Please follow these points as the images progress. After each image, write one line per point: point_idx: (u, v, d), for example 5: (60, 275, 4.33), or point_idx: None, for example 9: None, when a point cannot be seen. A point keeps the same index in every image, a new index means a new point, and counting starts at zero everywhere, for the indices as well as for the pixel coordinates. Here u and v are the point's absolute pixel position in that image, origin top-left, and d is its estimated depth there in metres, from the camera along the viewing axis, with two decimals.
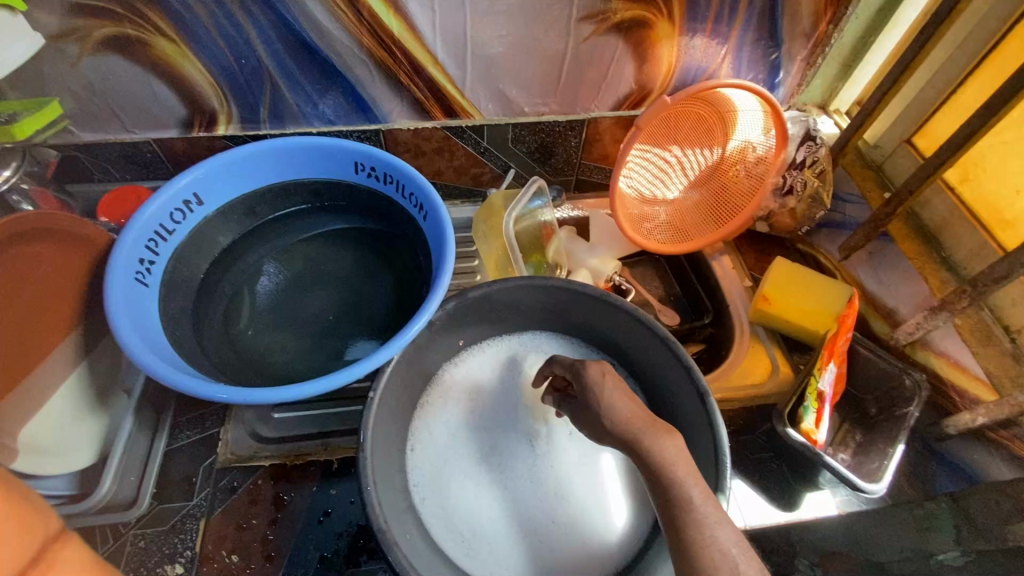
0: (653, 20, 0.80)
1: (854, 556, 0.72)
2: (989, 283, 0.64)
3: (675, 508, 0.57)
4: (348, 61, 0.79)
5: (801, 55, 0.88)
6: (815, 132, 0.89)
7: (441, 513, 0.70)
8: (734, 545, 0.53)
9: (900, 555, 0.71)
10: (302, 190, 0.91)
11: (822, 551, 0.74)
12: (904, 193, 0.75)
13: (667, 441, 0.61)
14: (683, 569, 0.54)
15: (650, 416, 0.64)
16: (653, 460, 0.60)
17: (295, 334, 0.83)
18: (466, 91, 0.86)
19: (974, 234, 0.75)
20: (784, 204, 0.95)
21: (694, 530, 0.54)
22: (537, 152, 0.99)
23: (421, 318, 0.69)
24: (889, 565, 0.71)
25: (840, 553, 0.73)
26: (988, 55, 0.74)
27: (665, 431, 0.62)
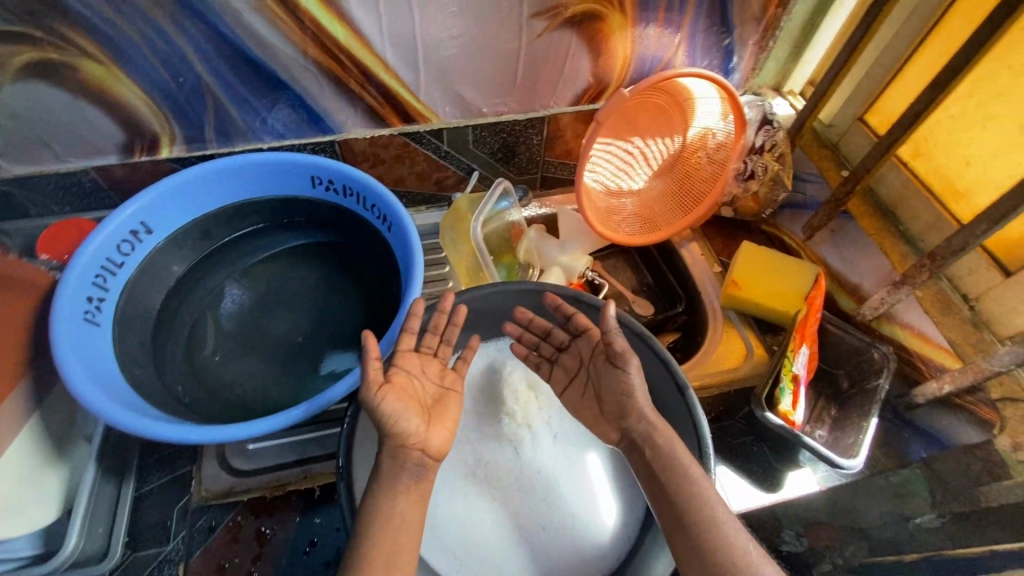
0: (606, 12, 0.79)
1: (836, 525, 0.78)
2: (947, 256, 0.65)
3: (678, 503, 0.58)
4: (294, 73, 0.76)
5: (753, 40, 0.89)
6: (772, 116, 0.89)
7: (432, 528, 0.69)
8: (747, 540, 0.56)
9: (881, 520, 0.76)
10: (259, 210, 0.88)
11: (807, 522, 0.80)
12: (861, 172, 0.76)
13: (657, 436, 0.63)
14: (696, 558, 0.56)
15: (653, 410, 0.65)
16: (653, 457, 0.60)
17: (267, 359, 0.81)
18: (421, 94, 0.84)
19: (928, 206, 0.77)
20: (748, 188, 0.95)
21: (699, 524, 0.56)
22: (500, 152, 0.97)
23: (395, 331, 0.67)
24: (870, 529, 0.76)
25: (823, 524, 0.79)
26: (932, 30, 0.74)
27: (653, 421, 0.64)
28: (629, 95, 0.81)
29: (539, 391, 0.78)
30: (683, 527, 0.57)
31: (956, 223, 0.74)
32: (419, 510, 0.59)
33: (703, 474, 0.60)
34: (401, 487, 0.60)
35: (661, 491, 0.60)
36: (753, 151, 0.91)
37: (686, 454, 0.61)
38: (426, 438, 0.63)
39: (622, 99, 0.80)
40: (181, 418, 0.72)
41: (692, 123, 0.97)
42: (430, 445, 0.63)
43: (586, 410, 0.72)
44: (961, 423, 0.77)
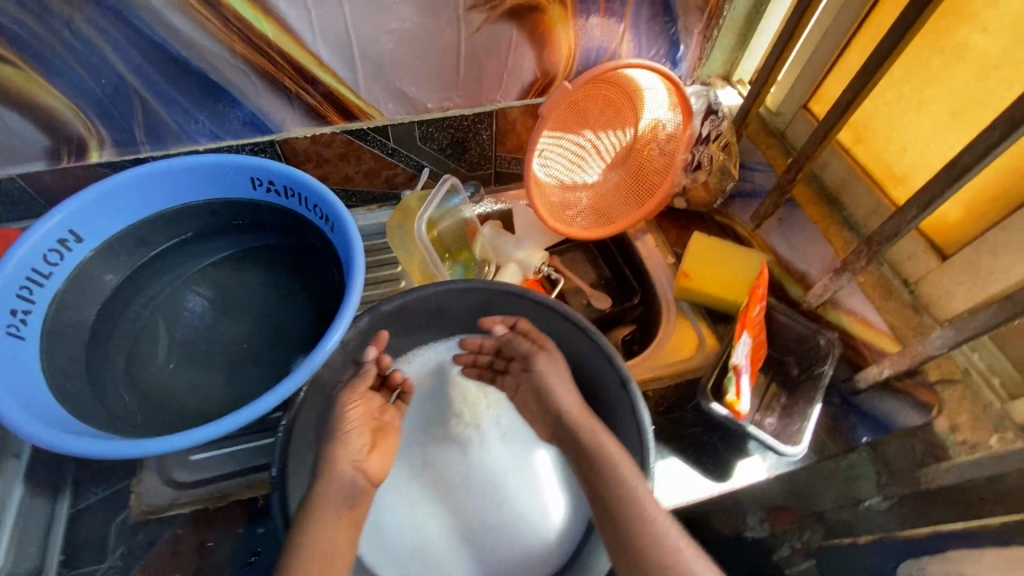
0: (545, 4, 0.78)
1: None
2: (883, 242, 0.65)
3: (616, 502, 0.58)
4: (224, 72, 0.74)
5: (697, 29, 0.88)
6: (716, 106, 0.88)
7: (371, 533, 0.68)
8: (681, 538, 0.57)
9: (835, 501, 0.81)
10: (199, 214, 0.85)
11: None
12: (802, 159, 0.76)
13: (594, 433, 0.64)
14: (627, 552, 0.57)
15: (585, 410, 0.67)
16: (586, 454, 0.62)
17: (212, 366, 0.79)
18: (361, 91, 0.82)
19: (868, 192, 0.77)
20: (696, 179, 0.94)
21: (632, 521, 0.57)
22: (450, 148, 0.96)
23: (336, 332, 0.65)
24: None
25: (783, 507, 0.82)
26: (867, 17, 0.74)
27: (585, 419, 0.65)
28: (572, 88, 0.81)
29: (489, 391, 0.77)
30: (618, 525, 0.58)
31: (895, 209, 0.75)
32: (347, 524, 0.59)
33: (635, 471, 0.60)
34: (336, 496, 0.59)
35: (596, 490, 0.60)
36: (699, 141, 0.90)
37: (615, 448, 0.62)
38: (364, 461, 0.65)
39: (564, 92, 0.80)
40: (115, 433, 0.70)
41: (643, 115, 0.97)
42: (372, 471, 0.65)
43: (534, 415, 0.72)
44: (900, 407, 0.75)
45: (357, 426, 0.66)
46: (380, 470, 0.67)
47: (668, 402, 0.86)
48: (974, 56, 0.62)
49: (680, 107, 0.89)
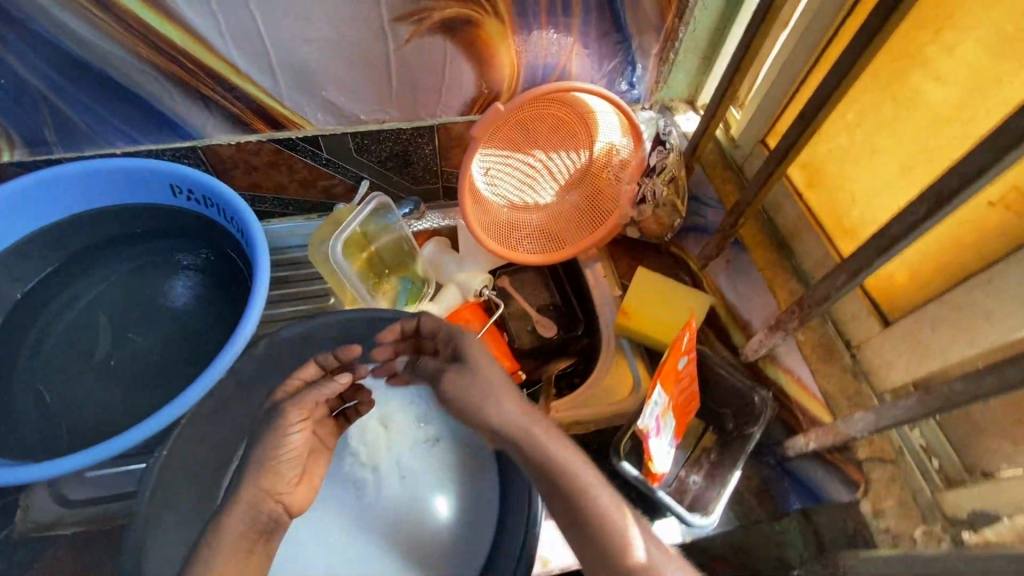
0: (480, 18, 0.72)
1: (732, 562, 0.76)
2: (813, 305, 0.60)
3: (582, 506, 0.55)
4: (133, 77, 0.70)
5: (653, 51, 0.81)
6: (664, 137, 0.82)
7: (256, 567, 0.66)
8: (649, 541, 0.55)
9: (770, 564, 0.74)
10: (118, 218, 0.83)
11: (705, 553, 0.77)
12: (744, 203, 0.70)
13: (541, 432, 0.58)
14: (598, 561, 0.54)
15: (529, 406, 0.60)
16: (540, 455, 0.56)
17: (116, 378, 0.77)
18: (285, 100, 0.77)
19: (817, 242, 0.71)
20: (641, 213, 0.88)
21: (602, 526, 0.54)
22: (390, 161, 0.91)
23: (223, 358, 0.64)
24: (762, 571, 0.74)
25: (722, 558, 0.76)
26: (827, 49, 0.68)
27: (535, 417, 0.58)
28: (504, 110, 0.76)
29: (392, 429, 0.73)
30: (585, 531, 0.55)
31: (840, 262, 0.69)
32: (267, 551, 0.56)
33: (594, 473, 0.58)
34: None
35: (560, 495, 0.56)
36: (646, 172, 0.83)
37: (565, 448, 0.58)
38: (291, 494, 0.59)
39: (497, 113, 0.75)
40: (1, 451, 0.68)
41: (597, 137, 0.91)
42: (294, 504, 0.59)
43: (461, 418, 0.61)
44: (830, 478, 0.73)
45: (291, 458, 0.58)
46: (305, 502, 0.60)
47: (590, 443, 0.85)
48: (930, 108, 0.56)
49: (631, 133, 0.82)
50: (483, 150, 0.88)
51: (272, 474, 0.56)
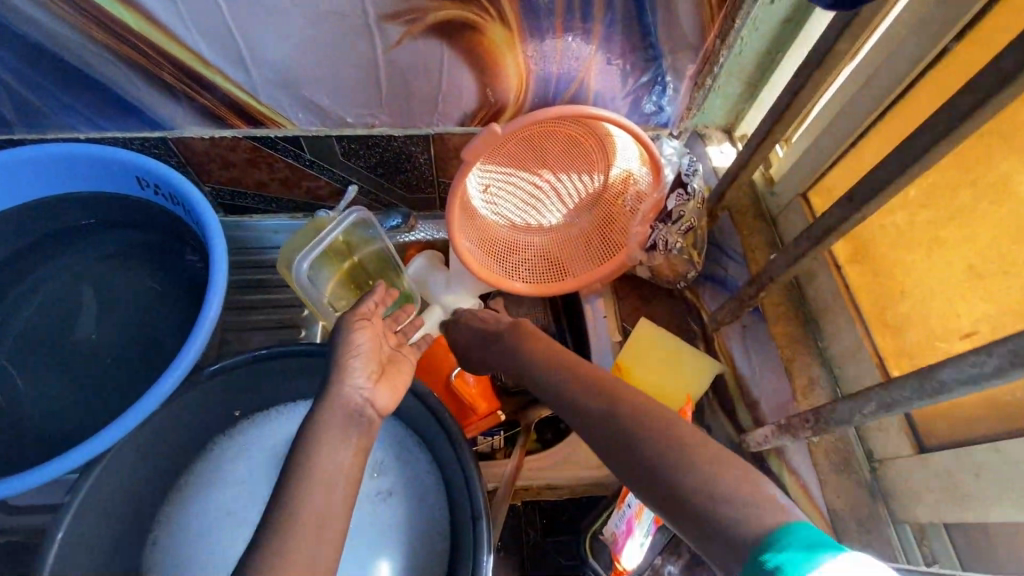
0: (484, 23, 0.61)
1: None
2: (831, 422, 0.49)
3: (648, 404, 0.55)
4: (91, 62, 0.62)
5: (688, 73, 0.69)
6: (686, 178, 0.71)
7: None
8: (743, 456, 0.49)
9: None
10: (86, 207, 0.78)
11: None
12: (766, 277, 0.58)
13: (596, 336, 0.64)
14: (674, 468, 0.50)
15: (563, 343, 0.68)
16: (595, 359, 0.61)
17: (62, 381, 0.72)
18: (262, 97, 0.69)
19: (851, 328, 0.61)
20: (651, 259, 0.76)
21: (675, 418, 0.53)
22: (381, 167, 0.82)
23: (163, 385, 0.58)
24: None
25: None
26: (898, 101, 0.57)
27: None
28: (508, 129, 0.66)
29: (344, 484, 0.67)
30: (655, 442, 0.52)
31: (877, 361, 0.58)
32: (350, 464, 0.55)
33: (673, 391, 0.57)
34: None
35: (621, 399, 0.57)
36: (659, 217, 0.72)
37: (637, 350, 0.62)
38: (373, 394, 0.59)
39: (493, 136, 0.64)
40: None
41: (614, 162, 0.79)
42: (380, 402, 0.59)
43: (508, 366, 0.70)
44: None
45: (364, 354, 0.60)
46: (388, 403, 0.60)
47: (559, 514, 0.81)
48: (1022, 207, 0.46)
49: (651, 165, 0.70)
50: (478, 167, 0.79)
51: (346, 369, 0.58)
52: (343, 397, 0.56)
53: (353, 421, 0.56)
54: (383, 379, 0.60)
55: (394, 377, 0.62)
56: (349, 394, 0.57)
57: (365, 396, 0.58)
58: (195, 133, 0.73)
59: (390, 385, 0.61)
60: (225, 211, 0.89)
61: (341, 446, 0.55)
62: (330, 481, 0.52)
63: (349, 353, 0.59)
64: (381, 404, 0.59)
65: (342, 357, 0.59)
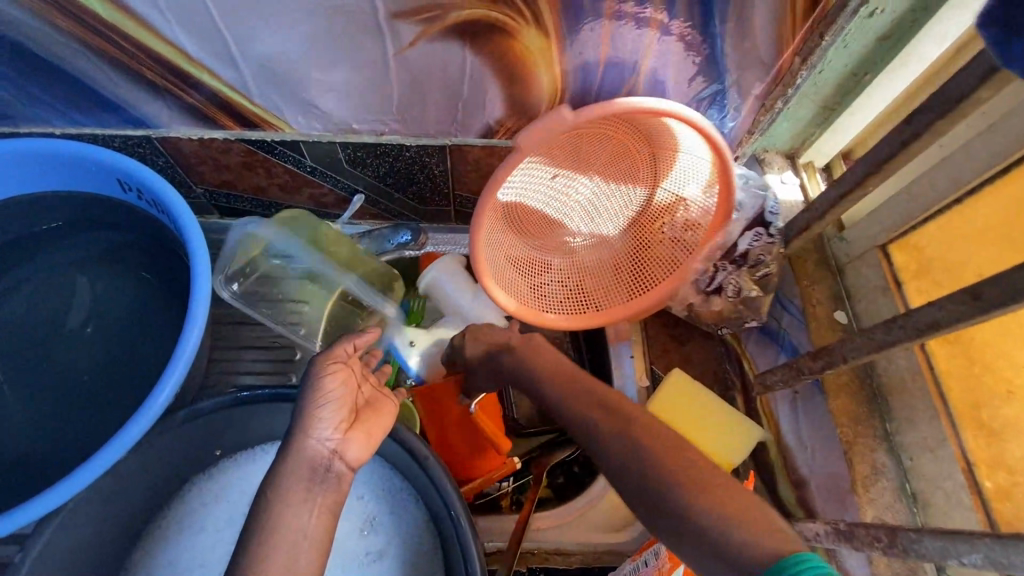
0: (515, 25, 0.51)
1: None
2: (912, 554, 0.40)
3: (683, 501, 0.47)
4: (56, 50, 0.54)
5: (755, 91, 0.58)
6: (771, 218, 0.62)
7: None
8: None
9: None
10: (63, 206, 0.70)
11: None
12: (836, 354, 0.48)
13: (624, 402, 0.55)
14: None
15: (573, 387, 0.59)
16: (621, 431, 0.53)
17: (28, 400, 0.66)
18: (255, 97, 0.60)
19: (934, 421, 0.54)
20: (707, 302, 0.67)
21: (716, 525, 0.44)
22: (391, 177, 0.73)
23: (130, 431, 0.52)
24: None
25: None
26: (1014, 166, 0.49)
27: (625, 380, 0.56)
28: (620, 108, 0.46)
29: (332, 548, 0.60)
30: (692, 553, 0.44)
31: (964, 465, 0.52)
32: (320, 528, 0.47)
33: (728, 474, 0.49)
34: None
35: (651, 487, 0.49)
36: (731, 258, 0.64)
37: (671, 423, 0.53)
38: (344, 446, 0.50)
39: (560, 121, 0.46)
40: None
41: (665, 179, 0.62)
42: (349, 455, 0.50)
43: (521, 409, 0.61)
44: None
45: (334, 400, 0.50)
46: (364, 455, 0.51)
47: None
48: None
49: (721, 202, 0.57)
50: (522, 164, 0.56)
51: (309, 416, 0.49)
52: (304, 450, 0.48)
53: (317, 477, 0.48)
54: (356, 428, 0.51)
55: (370, 423, 0.52)
56: (310, 447, 0.48)
57: (331, 449, 0.49)
58: (180, 132, 0.65)
59: (366, 431, 0.51)
60: (220, 213, 0.82)
61: (304, 507, 0.47)
62: (305, 567, 0.45)
63: (315, 399, 0.50)
64: (351, 457, 0.50)
65: (307, 403, 0.50)
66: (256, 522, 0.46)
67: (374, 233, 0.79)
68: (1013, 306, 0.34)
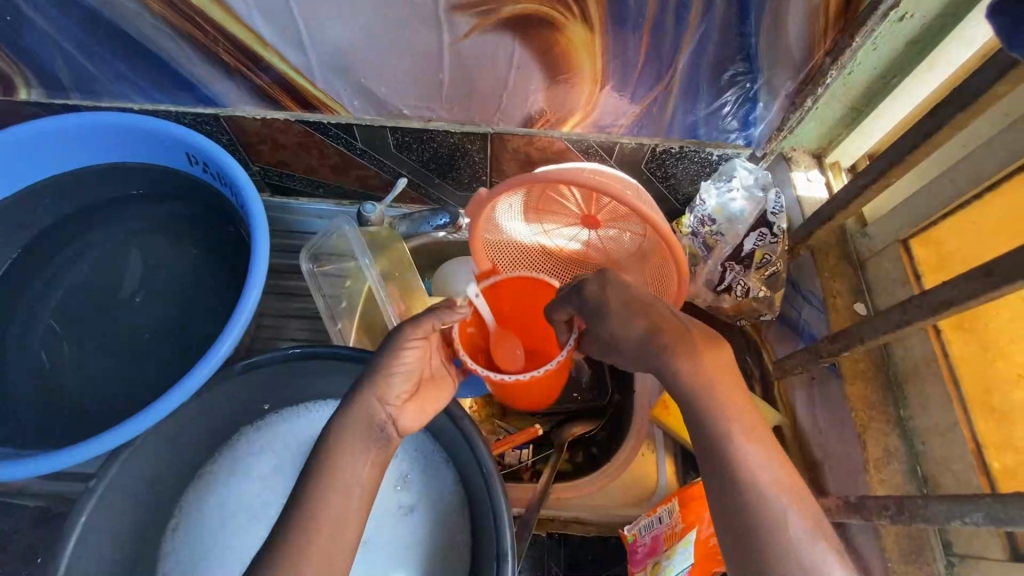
0: (562, 22, 0.55)
1: None
2: (915, 517, 0.44)
3: None
4: (147, 32, 0.60)
5: (785, 90, 0.63)
6: (771, 219, 0.68)
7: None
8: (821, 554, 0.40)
9: None
10: (137, 176, 0.76)
11: None
12: (854, 336, 0.51)
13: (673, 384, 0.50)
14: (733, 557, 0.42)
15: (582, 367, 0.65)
16: None
17: (98, 350, 0.72)
18: (318, 81, 0.65)
19: (945, 406, 0.54)
20: (718, 300, 0.75)
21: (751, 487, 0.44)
22: (433, 162, 0.78)
23: (199, 374, 0.57)
24: None
25: None
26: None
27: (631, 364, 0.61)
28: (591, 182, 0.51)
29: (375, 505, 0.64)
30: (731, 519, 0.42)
31: (974, 447, 0.51)
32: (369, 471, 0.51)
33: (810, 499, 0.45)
34: None
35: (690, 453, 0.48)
36: (737, 258, 0.71)
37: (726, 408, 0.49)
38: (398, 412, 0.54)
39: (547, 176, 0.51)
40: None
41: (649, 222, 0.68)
42: (403, 424, 0.54)
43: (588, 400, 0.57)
44: None
45: (404, 372, 0.54)
46: (414, 424, 0.55)
47: (585, 555, 0.77)
48: None
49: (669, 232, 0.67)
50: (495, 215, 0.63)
51: (384, 377, 0.53)
52: (367, 407, 0.52)
53: (372, 434, 0.52)
54: (414, 400, 0.55)
55: (426, 399, 0.56)
56: (373, 408, 0.52)
57: (389, 413, 0.53)
58: (249, 112, 0.70)
59: (420, 405, 0.55)
60: (271, 192, 0.87)
61: (360, 451, 0.51)
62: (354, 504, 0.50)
63: (389, 367, 0.53)
64: (403, 425, 0.54)
65: (383, 367, 0.53)
66: (316, 460, 0.51)
67: (414, 216, 0.83)
68: (1022, 279, 0.36)
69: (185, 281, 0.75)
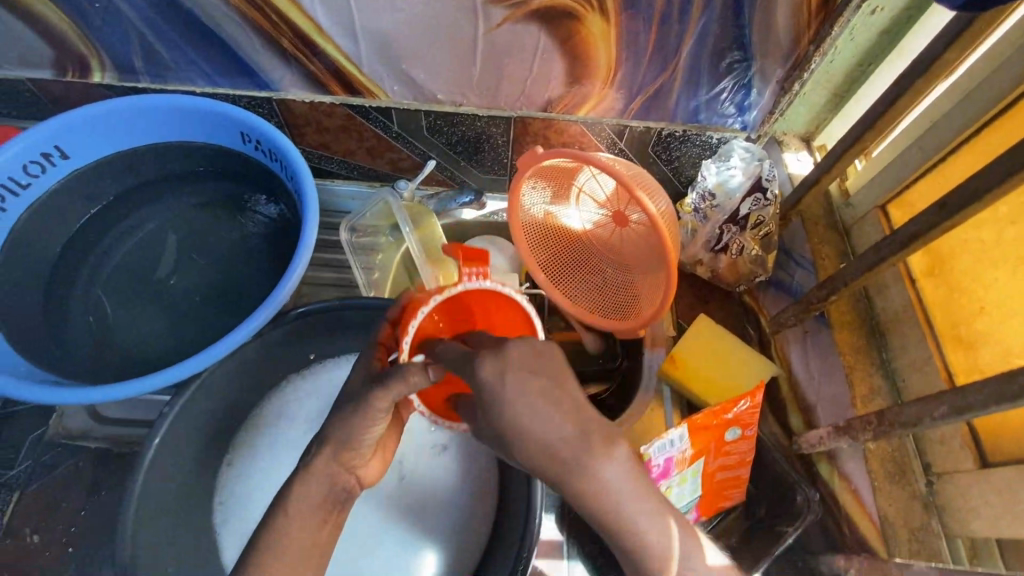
0: (583, 14, 0.64)
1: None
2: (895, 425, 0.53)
3: None
4: (218, 20, 0.68)
5: (776, 77, 0.72)
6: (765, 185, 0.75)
7: (237, 524, 0.67)
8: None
9: None
10: (193, 156, 0.84)
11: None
12: (839, 281, 0.60)
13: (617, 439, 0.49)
14: None
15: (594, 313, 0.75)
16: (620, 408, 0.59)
17: (159, 310, 0.78)
18: (364, 66, 0.73)
19: (921, 342, 0.72)
20: (716, 260, 0.84)
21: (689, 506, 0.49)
22: (460, 145, 0.87)
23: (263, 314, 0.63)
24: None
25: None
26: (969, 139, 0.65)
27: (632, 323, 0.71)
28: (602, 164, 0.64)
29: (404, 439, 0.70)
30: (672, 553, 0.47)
31: (946, 372, 0.69)
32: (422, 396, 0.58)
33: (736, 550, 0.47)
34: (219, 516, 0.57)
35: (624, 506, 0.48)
36: (735, 221, 0.80)
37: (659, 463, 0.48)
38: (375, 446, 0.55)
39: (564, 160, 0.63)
40: (46, 370, 0.72)
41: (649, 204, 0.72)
42: (367, 476, 0.54)
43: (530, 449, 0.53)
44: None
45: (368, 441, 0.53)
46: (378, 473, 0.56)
47: None
48: None
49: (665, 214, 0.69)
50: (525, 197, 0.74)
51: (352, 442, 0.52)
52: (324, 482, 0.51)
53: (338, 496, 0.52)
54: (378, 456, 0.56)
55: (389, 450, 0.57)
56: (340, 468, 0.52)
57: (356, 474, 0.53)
58: (297, 95, 0.79)
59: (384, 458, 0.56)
60: None
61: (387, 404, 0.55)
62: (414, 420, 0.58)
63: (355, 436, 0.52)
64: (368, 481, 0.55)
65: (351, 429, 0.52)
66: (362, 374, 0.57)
67: (440, 194, 0.93)
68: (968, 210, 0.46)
69: (234, 249, 0.82)
